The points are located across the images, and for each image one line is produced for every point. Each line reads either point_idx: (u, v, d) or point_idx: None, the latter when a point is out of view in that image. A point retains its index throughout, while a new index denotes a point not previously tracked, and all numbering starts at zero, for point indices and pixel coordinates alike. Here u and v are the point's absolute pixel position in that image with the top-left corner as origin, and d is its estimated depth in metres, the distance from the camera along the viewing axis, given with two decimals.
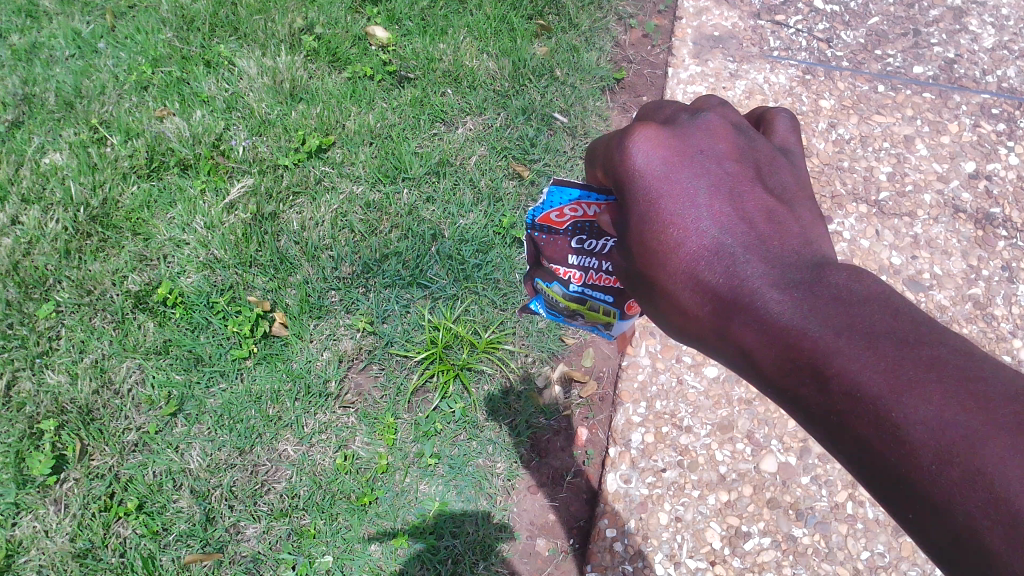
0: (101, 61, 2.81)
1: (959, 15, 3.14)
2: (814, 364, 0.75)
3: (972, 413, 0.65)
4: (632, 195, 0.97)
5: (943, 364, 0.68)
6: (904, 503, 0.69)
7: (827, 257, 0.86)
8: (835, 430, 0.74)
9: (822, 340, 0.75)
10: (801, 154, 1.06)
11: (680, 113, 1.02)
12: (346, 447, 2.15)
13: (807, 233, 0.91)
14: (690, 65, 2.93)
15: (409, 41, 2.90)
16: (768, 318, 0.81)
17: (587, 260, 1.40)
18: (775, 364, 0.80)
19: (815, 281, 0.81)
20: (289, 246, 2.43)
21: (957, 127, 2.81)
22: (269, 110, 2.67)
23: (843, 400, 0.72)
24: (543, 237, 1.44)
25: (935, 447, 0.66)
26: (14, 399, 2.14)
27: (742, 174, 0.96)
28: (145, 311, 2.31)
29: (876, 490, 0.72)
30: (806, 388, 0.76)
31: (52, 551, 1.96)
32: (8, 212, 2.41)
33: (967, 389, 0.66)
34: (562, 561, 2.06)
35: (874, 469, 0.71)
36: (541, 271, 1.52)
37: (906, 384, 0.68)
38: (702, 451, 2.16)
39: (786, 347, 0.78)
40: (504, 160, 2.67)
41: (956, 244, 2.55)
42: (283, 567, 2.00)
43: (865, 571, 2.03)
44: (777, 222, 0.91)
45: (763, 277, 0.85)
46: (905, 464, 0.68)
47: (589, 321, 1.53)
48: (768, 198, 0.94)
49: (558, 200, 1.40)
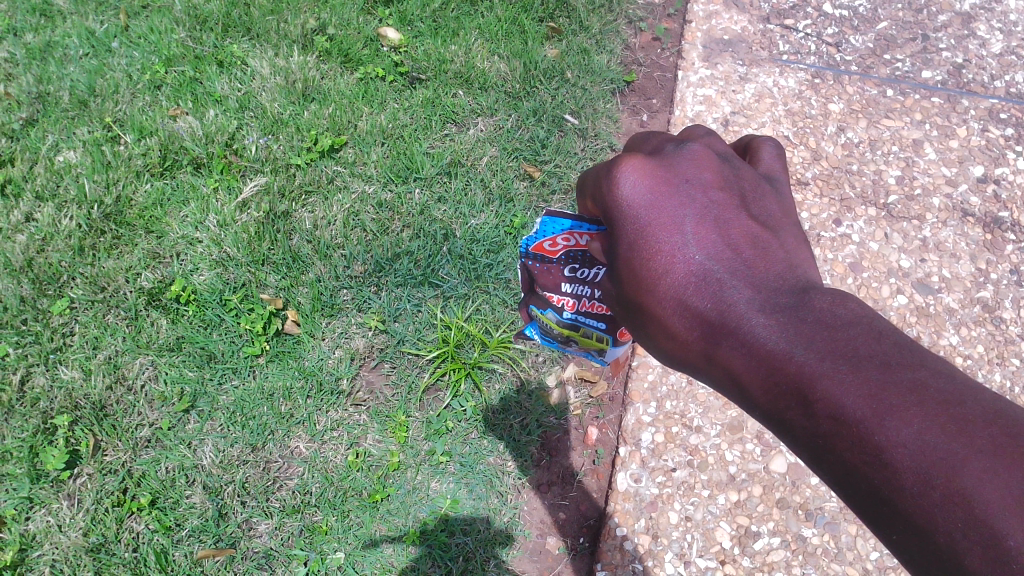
0: (114, 61, 2.82)
1: (967, 21, 3.16)
2: (799, 388, 0.81)
3: (953, 437, 0.69)
4: (628, 226, 1.05)
5: (925, 388, 0.73)
6: (885, 519, 0.74)
7: (809, 283, 0.93)
8: (817, 450, 0.79)
9: (807, 365, 0.80)
10: (784, 182, 1.14)
11: (666, 147, 1.12)
12: (358, 445, 2.16)
13: (791, 259, 0.98)
14: (700, 68, 2.95)
15: (421, 43, 2.92)
16: (754, 344, 0.87)
17: (580, 288, 1.41)
18: (761, 388, 0.86)
19: (800, 307, 0.87)
20: (301, 245, 2.45)
21: (966, 132, 2.83)
22: (281, 109, 2.69)
23: (826, 422, 0.78)
24: (537, 266, 1.44)
25: (918, 469, 0.70)
26: (28, 395, 2.15)
27: (728, 206, 1.04)
28: (158, 308, 2.32)
29: (858, 506, 0.77)
30: (791, 411, 0.82)
31: (65, 545, 1.97)
32: (22, 210, 2.43)
33: (948, 412, 0.71)
34: (572, 559, 2.07)
35: (856, 487, 0.76)
36: (534, 298, 1.49)
37: (889, 407, 0.73)
38: (711, 451, 2.17)
39: (771, 370, 0.84)
40: (515, 161, 2.69)
41: (965, 247, 2.56)
42: (294, 563, 2.00)
43: (875, 571, 2.04)
44: (762, 250, 0.98)
45: (750, 303, 0.91)
46: (887, 482, 0.73)
47: (582, 348, 1.53)
48: (753, 228, 1.02)
49: (549, 230, 1.46)
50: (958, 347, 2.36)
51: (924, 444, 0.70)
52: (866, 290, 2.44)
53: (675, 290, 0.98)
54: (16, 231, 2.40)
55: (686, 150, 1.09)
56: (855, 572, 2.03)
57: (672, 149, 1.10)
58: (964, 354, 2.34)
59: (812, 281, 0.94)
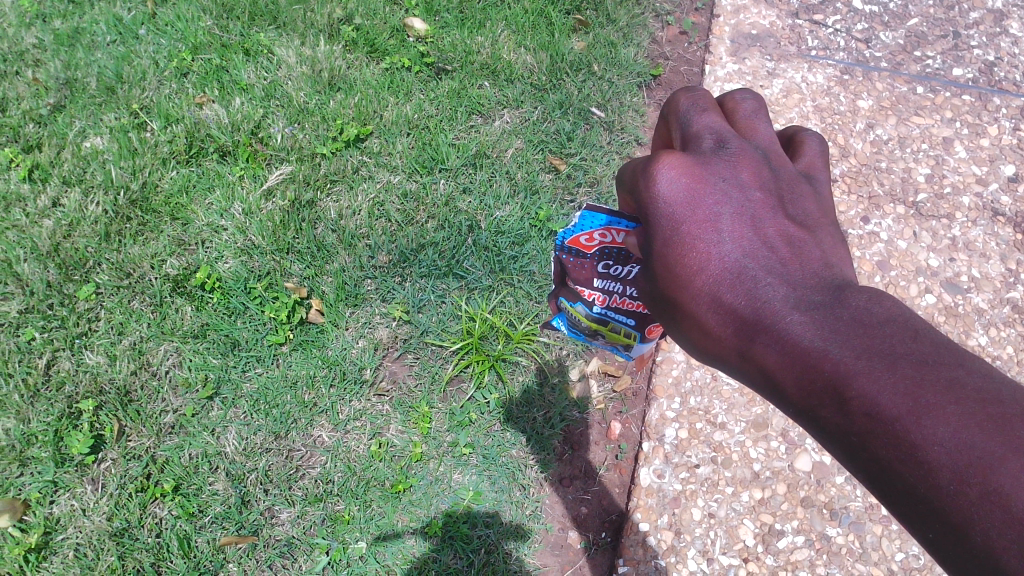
0: (141, 48, 2.83)
1: (999, 18, 3.12)
2: (835, 386, 0.77)
3: (990, 437, 0.67)
4: (662, 223, 0.99)
5: (961, 387, 0.71)
6: (921, 517, 0.71)
7: (846, 282, 0.88)
8: (851, 448, 0.76)
9: (843, 364, 0.77)
10: (825, 180, 1.05)
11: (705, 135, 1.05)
12: (381, 435, 2.16)
13: (828, 259, 0.93)
14: (727, 63, 2.93)
15: (447, 33, 2.91)
16: (789, 340, 0.83)
17: (613, 285, 1.39)
18: (796, 386, 0.82)
19: (835, 303, 0.83)
20: (326, 234, 2.44)
21: (997, 130, 2.79)
22: (307, 99, 2.69)
23: (861, 420, 0.75)
24: (570, 259, 1.42)
25: (954, 468, 0.68)
26: (54, 378, 2.16)
27: (766, 202, 0.98)
28: (183, 294, 2.32)
29: (897, 508, 0.73)
30: (826, 409, 0.78)
31: (89, 529, 1.98)
32: (49, 195, 2.44)
33: (984, 412, 0.69)
34: (594, 553, 2.07)
35: (891, 486, 0.73)
36: (565, 290, 1.48)
37: (927, 407, 0.71)
38: (736, 448, 2.16)
39: (807, 368, 0.80)
40: (540, 153, 2.67)
41: (995, 247, 2.53)
42: (316, 552, 2.00)
43: (901, 571, 2.01)
44: (797, 246, 0.93)
45: (786, 300, 0.87)
46: (922, 480, 0.70)
47: (609, 342, 1.51)
48: (790, 225, 0.96)
49: (588, 224, 1.38)
50: (987, 347, 2.33)
51: (961, 443, 0.68)
52: (894, 289, 2.42)
53: (708, 287, 0.94)
54: (43, 216, 2.41)
55: (725, 142, 1.01)
56: (880, 573, 2.01)
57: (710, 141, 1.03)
58: (993, 355, 2.31)
59: (850, 278, 0.90)
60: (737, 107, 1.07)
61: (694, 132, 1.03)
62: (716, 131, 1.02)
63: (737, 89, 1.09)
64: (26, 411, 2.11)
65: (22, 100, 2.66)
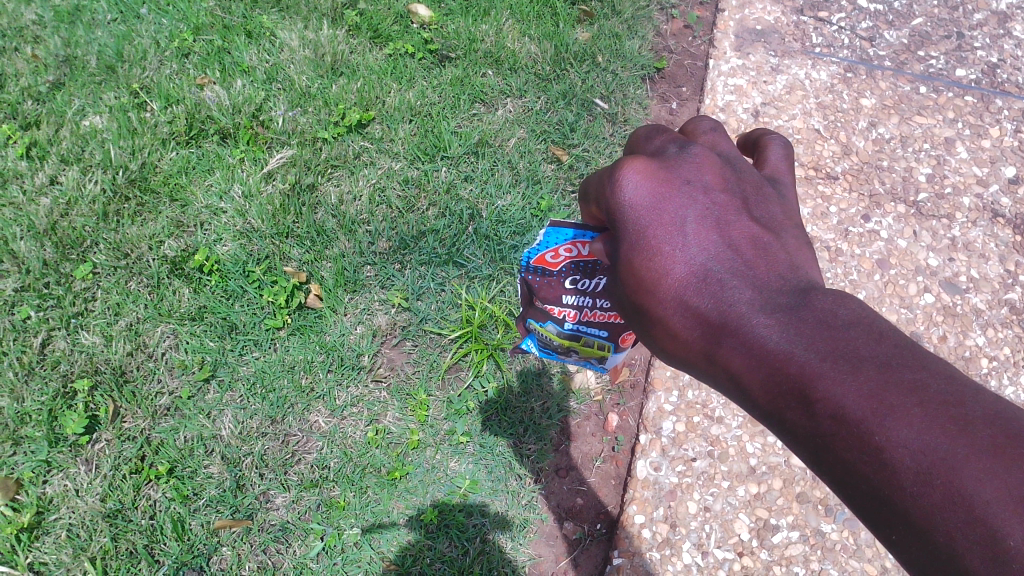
0: (143, 27, 2.81)
1: (1003, 20, 3.12)
2: (800, 389, 0.78)
3: (953, 438, 0.67)
4: (630, 228, 1.00)
5: (924, 390, 0.71)
6: (882, 519, 0.71)
7: (811, 284, 0.89)
8: (816, 451, 0.77)
9: (808, 366, 0.78)
10: (789, 183, 1.10)
11: (669, 146, 1.07)
12: (377, 421, 2.15)
13: (794, 262, 0.95)
14: (731, 57, 2.92)
15: (451, 21, 2.90)
16: (755, 343, 0.84)
17: (582, 299, 1.47)
18: (761, 389, 0.83)
19: (800, 307, 0.84)
20: (326, 219, 2.43)
21: (998, 131, 2.79)
22: (310, 83, 2.68)
23: (826, 422, 0.75)
24: (538, 279, 1.49)
25: (917, 469, 0.68)
26: (49, 357, 2.14)
27: (733, 208, 1.00)
28: (181, 277, 2.30)
29: (860, 511, 0.74)
30: (790, 411, 0.79)
31: (82, 510, 1.96)
32: (47, 172, 2.41)
33: (947, 413, 0.68)
34: (589, 544, 2.06)
35: (855, 488, 0.73)
36: (534, 311, 1.57)
37: (891, 408, 0.71)
38: (733, 442, 2.16)
39: (771, 371, 0.81)
40: (543, 143, 2.66)
41: (995, 248, 2.53)
42: (311, 537, 1.99)
43: (893, 569, 2.03)
44: (763, 250, 0.95)
45: (752, 304, 0.88)
46: (885, 481, 0.70)
47: (582, 356, 1.61)
48: (756, 229, 0.98)
49: (552, 241, 1.47)
50: (985, 348, 2.33)
51: (924, 444, 0.68)
52: (893, 287, 2.42)
53: (677, 292, 0.95)
54: (41, 193, 2.38)
55: (691, 151, 1.04)
56: (873, 570, 2.02)
57: (675, 150, 1.06)
58: (990, 355, 2.32)
59: (815, 281, 0.92)
60: (697, 129, 1.15)
61: (659, 146, 1.08)
62: (681, 143, 1.06)
63: (699, 118, 1.16)
64: (20, 390, 2.09)
65: (20, 76, 2.63)
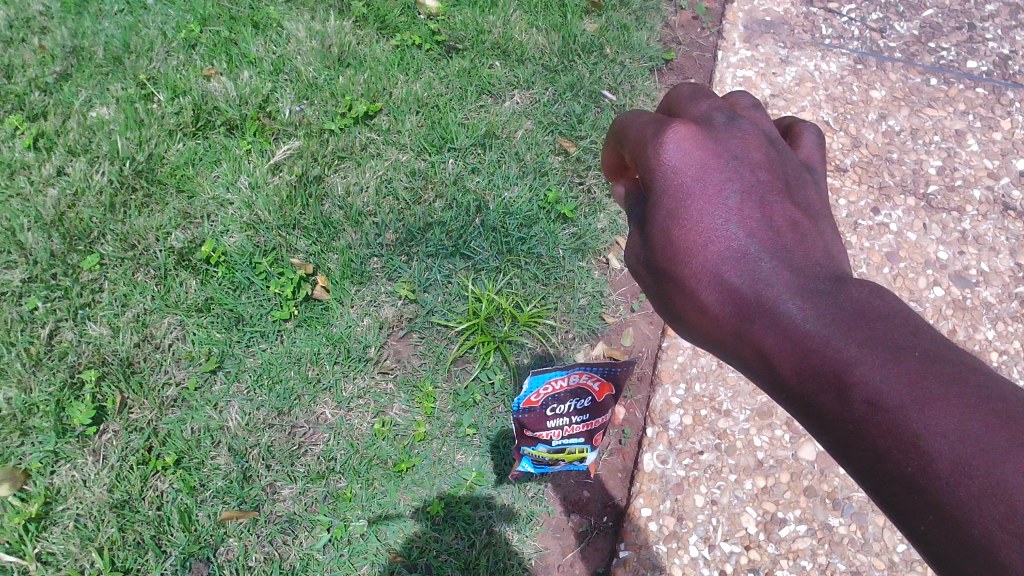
0: (150, 18, 2.80)
1: (1015, 11, 3.09)
2: (836, 372, 0.77)
3: (994, 430, 0.66)
4: (666, 198, 0.98)
5: (964, 382, 0.70)
6: (910, 507, 0.70)
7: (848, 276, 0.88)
8: (848, 434, 0.75)
9: (846, 351, 0.77)
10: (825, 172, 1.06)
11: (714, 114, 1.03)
12: (384, 414, 2.15)
13: (829, 251, 0.93)
14: (740, 49, 2.91)
15: (459, 11, 2.88)
16: (790, 326, 0.84)
17: None
18: (793, 369, 0.82)
19: (838, 297, 0.83)
20: (333, 211, 2.42)
21: (1009, 124, 2.77)
22: (316, 74, 2.67)
23: (860, 406, 0.74)
24: None
25: (952, 457, 0.67)
26: (56, 348, 2.14)
27: (772, 189, 0.97)
28: (188, 268, 2.30)
29: (884, 497, 0.73)
30: (823, 394, 0.78)
31: (90, 500, 1.97)
32: (54, 163, 2.41)
33: (988, 406, 0.68)
34: (595, 537, 2.06)
35: (885, 473, 0.72)
36: None
37: (929, 396, 0.70)
38: (740, 435, 2.15)
39: (808, 353, 0.80)
40: (550, 135, 2.65)
41: (1005, 242, 2.51)
42: (317, 528, 1.99)
43: (902, 563, 2.01)
44: (800, 236, 0.93)
45: (788, 289, 0.87)
46: (919, 470, 0.69)
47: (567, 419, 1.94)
48: (794, 214, 0.96)
49: None
50: (994, 342, 2.32)
51: (962, 435, 0.67)
52: (902, 281, 2.41)
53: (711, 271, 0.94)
54: (48, 184, 2.38)
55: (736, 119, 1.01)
56: (881, 564, 2.01)
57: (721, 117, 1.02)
58: (1000, 349, 2.31)
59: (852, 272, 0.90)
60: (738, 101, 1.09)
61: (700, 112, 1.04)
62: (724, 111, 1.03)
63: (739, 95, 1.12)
64: (28, 380, 2.09)
65: (28, 68, 2.63)
